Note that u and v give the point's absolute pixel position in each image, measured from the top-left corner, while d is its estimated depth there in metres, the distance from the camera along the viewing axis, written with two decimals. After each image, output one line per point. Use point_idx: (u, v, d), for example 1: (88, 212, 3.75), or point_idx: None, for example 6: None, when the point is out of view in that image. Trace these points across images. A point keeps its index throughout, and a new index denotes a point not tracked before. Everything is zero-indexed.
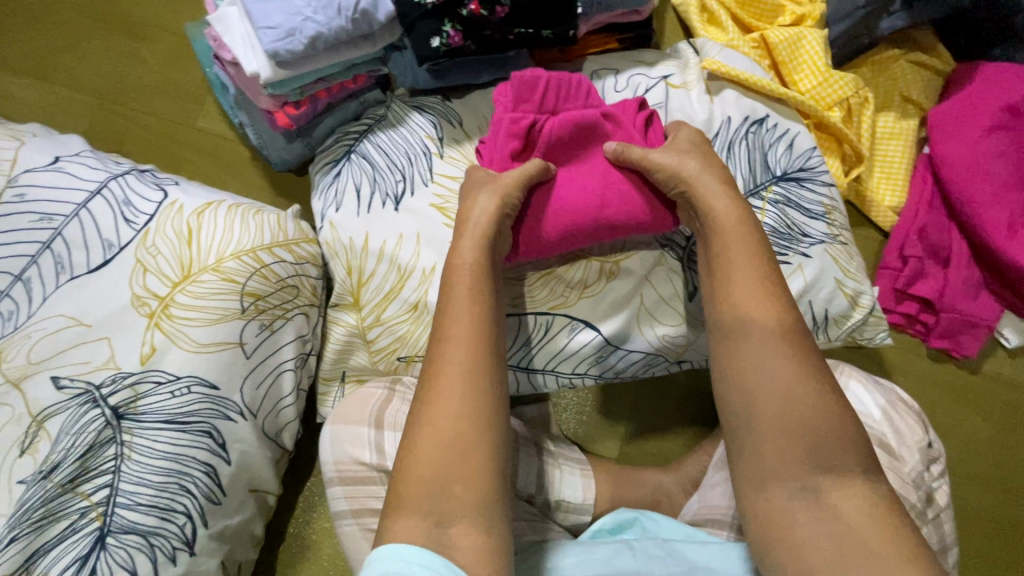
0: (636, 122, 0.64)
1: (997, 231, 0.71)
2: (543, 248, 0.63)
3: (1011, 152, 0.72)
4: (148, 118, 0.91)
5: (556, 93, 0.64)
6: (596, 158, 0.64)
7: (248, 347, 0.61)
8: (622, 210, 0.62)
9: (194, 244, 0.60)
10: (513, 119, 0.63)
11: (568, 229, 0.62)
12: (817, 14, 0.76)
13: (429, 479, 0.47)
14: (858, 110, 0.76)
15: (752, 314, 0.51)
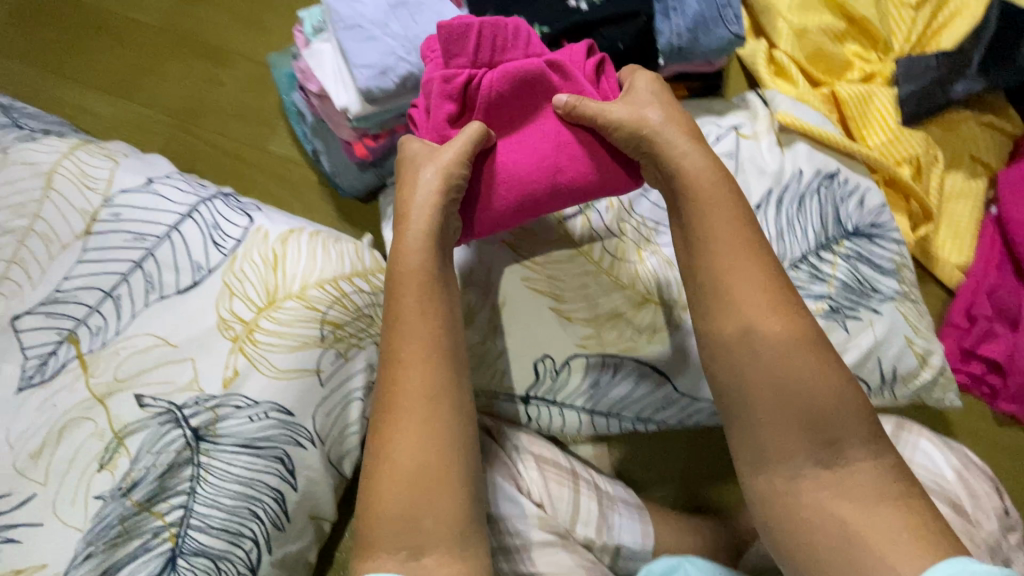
0: (589, 69, 0.62)
1: None
2: (497, 219, 0.62)
3: None
4: (221, 139, 0.95)
5: (491, 43, 0.60)
6: (546, 114, 0.62)
7: (323, 375, 0.62)
8: (575, 173, 0.61)
9: (280, 271, 0.62)
10: (445, 77, 0.59)
11: (515, 195, 0.61)
12: (887, 74, 0.79)
13: (391, 506, 0.49)
14: (929, 167, 0.77)
15: (837, 372, 0.50)
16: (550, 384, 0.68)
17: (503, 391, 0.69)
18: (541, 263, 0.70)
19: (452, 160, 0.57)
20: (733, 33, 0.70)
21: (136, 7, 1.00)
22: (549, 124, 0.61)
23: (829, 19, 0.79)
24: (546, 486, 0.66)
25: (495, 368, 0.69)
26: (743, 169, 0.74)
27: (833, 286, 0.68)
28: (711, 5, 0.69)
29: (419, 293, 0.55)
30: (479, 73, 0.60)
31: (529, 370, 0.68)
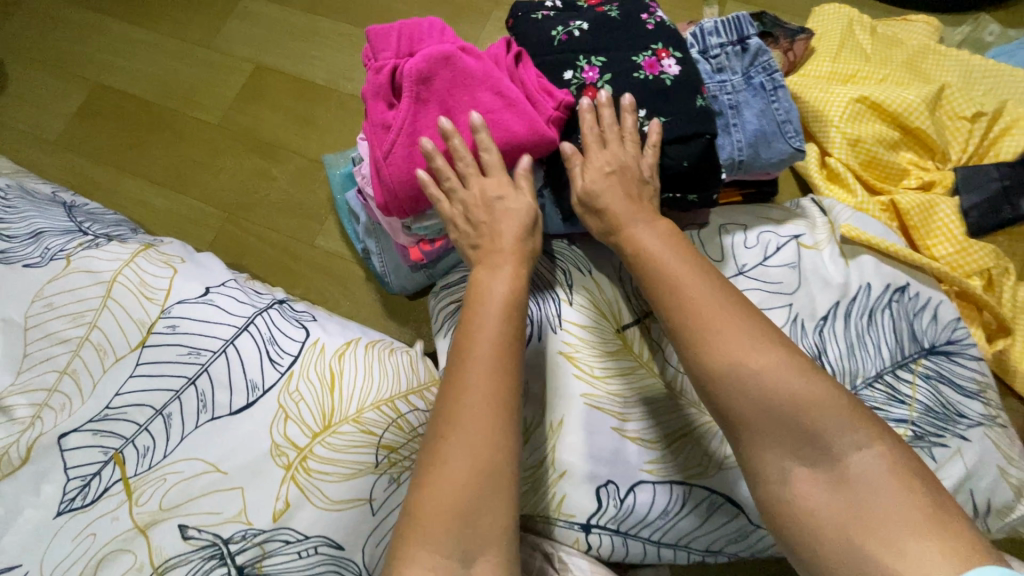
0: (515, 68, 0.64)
1: None
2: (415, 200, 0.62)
3: None
4: (270, 233, 0.96)
5: (412, 38, 0.61)
6: (475, 99, 0.61)
7: (375, 503, 0.58)
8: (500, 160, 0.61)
9: (336, 391, 0.60)
10: (376, 69, 0.60)
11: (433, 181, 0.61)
12: (947, 183, 0.77)
13: (451, 497, 0.46)
14: (1000, 279, 0.74)
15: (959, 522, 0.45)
16: (614, 513, 0.63)
17: (561, 518, 0.63)
18: (601, 377, 0.67)
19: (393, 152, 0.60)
20: (793, 147, 0.69)
21: (197, 106, 1.05)
22: (476, 102, 0.60)
23: (882, 129, 0.80)
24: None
25: (553, 492, 0.63)
26: (806, 280, 0.72)
27: (915, 409, 0.64)
28: (772, 121, 0.69)
29: (501, 306, 0.54)
30: (401, 62, 0.60)
31: (591, 497, 0.63)
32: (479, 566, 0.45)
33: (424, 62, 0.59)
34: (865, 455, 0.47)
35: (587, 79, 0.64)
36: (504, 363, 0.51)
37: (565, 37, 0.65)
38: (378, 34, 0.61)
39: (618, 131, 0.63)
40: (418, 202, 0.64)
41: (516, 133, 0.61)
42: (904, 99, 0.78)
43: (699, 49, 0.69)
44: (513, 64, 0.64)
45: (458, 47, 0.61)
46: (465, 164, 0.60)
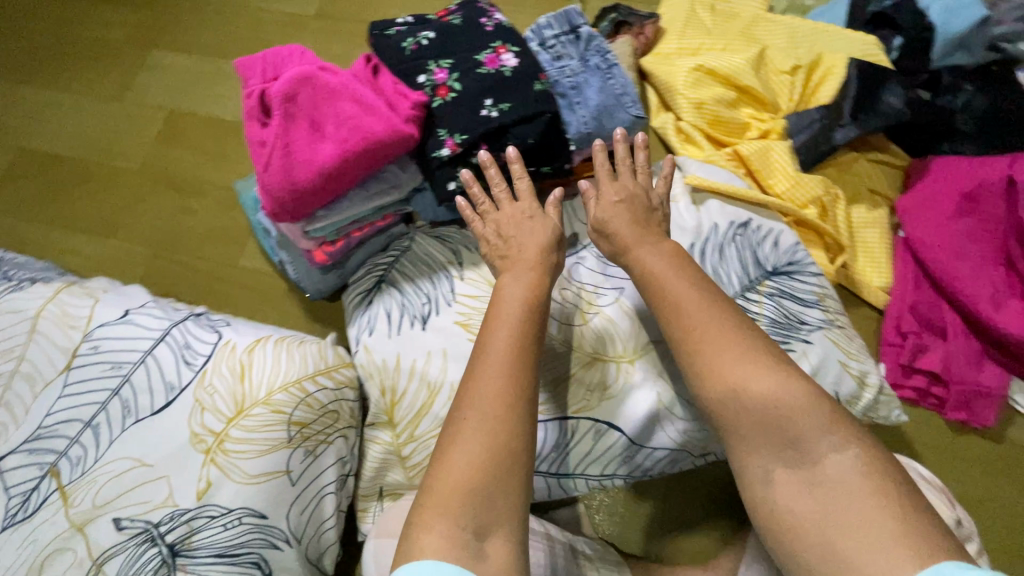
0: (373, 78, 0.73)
1: (983, 305, 0.75)
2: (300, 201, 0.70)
3: (980, 233, 0.77)
4: (197, 262, 1.02)
5: (275, 64, 0.70)
6: (338, 106, 0.69)
7: (294, 474, 0.65)
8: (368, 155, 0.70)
9: (247, 380, 0.67)
10: (247, 95, 0.69)
11: (312, 182, 0.69)
12: (779, 129, 0.88)
13: (468, 482, 0.49)
14: (832, 205, 0.85)
15: None
16: None
17: None
18: None
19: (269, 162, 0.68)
20: (633, 115, 0.79)
21: (117, 155, 1.12)
22: (338, 110, 0.69)
23: (720, 91, 0.91)
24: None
25: None
26: None
27: (762, 323, 0.73)
28: (611, 95, 0.79)
29: (519, 310, 0.60)
30: (267, 85, 0.69)
31: None
32: (493, 542, 0.47)
33: (286, 83, 0.68)
34: (841, 455, 0.49)
35: (439, 79, 0.74)
36: (517, 360, 0.56)
37: (415, 47, 0.75)
38: (246, 64, 0.70)
39: (629, 166, 0.72)
40: (301, 204, 0.71)
41: (377, 132, 0.69)
42: (732, 64, 0.89)
43: (538, 42, 0.80)
44: (371, 76, 0.74)
45: (316, 66, 0.70)
46: (500, 190, 0.71)
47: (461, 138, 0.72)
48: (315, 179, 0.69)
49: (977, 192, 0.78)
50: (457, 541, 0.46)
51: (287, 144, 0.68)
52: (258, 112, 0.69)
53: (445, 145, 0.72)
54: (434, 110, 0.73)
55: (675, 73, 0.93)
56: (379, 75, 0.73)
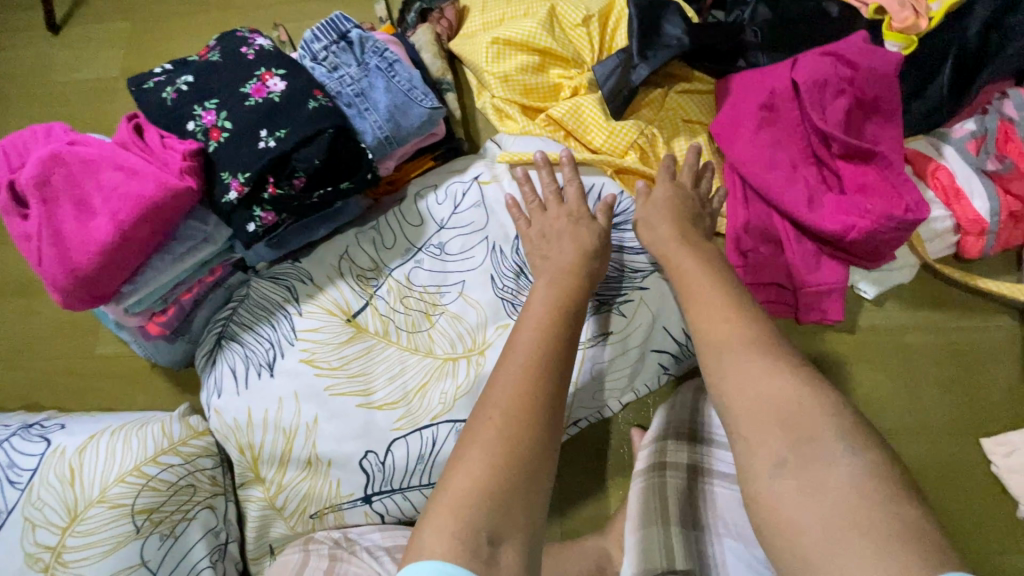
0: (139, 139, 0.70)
1: (801, 207, 0.75)
2: (88, 283, 0.66)
3: (784, 139, 0.78)
4: (51, 362, 0.97)
5: (22, 151, 0.66)
6: (99, 177, 0.65)
7: (152, 564, 0.63)
8: (145, 218, 0.66)
9: (78, 483, 0.64)
10: None
11: (91, 261, 0.65)
12: (587, 83, 0.88)
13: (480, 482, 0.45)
14: (650, 146, 0.85)
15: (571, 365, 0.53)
16: (381, 476, 0.70)
17: (345, 500, 0.71)
18: (339, 365, 0.74)
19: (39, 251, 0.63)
20: (428, 107, 0.78)
21: None
22: (101, 181, 0.65)
23: (523, 58, 0.89)
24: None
25: (329, 480, 0.71)
26: (493, 212, 0.81)
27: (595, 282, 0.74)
28: (399, 92, 0.77)
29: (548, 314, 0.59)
30: (16, 173, 0.65)
31: (358, 472, 0.70)
32: (504, 555, 0.42)
33: (33, 166, 0.64)
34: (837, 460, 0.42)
35: (208, 122, 0.70)
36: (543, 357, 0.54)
37: (175, 94, 0.71)
38: None
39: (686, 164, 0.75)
40: (91, 286, 0.67)
41: (146, 193, 0.65)
42: (525, 29, 0.88)
43: (310, 58, 0.77)
44: (137, 137, 0.70)
45: (68, 142, 0.66)
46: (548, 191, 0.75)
47: (245, 176, 0.69)
48: (96, 257, 0.65)
49: (772, 100, 0.78)
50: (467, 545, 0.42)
51: (53, 229, 0.64)
52: (15, 203, 0.65)
53: (231, 188, 0.69)
54: (212, 154, 0.70)
55: (477, 51, 0.91)
56: (145, 134, 0.70)
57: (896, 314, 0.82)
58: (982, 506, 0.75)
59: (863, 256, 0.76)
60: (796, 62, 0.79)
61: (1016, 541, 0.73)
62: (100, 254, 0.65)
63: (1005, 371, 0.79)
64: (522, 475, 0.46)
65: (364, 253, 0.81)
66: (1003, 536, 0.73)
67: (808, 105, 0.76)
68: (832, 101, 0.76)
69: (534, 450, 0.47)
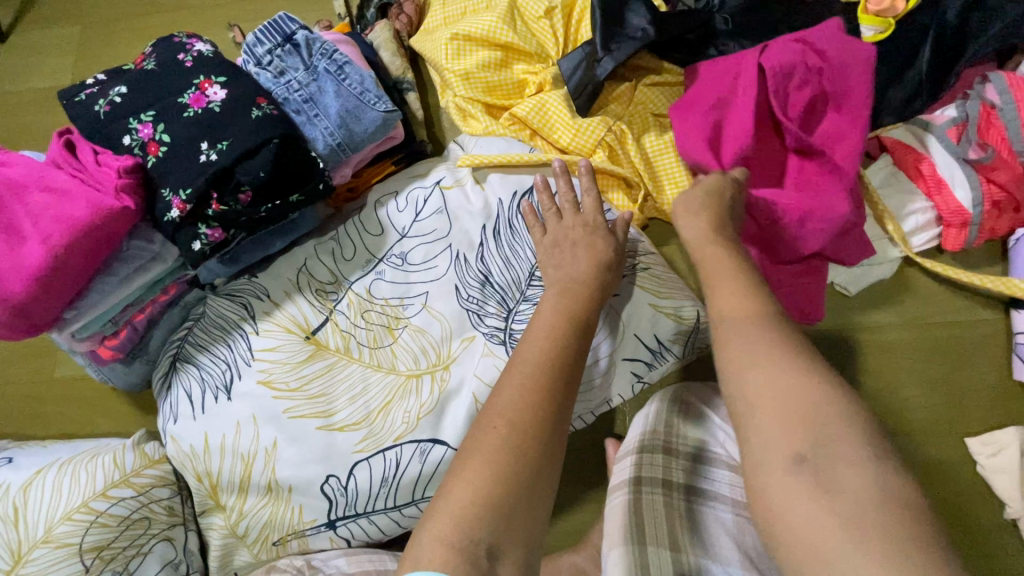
0: (67, 154, 0.65)
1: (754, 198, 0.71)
2: (23, 313, 0.63)
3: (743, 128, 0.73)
4: (8, 387, 0.93)
5: None
6: (25, 200, 0.62)
7: None
8: (76, 242, 0.62)
9: (22, 523, 0.61)
10: None
11: (23, 290, 0.62)
12: (551, 79, 0.84)
13: (480, 496, 0.43)
14: (619, 143, 0.81)
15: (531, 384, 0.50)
16: (344, 501, 0.67)
17: (308, 526, 0.68)
18: (298, 386, 0.71)
19: None
20: (382, 111, 0.74)
21: None
22: (29, 205, 0.62)
23: (484, 54, 0.85)
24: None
25: (291, 506, 0.68)
26: (456, 218, 0.77)
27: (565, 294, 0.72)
28: (351, 96, 0.73)
29: (548, 334, 0.56)
30: None
31: (320, 497, 0.67)
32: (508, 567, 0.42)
33: None
34: (805, 478, 0.39)
35: (145, 136, 0.66)
36: (551, 373, 0.52)
37: (108, 107, 0.67)
38: None
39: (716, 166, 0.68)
40: (29, 315, 0.64)
41: (79, 216, 0.62)
42: (485, 24, 0.84)
43: (254, 63, 0.73)
44: (69, 153, 0.66)
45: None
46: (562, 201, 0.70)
47: (186, 193, 0.65)
48: (28, 285, 0.62)
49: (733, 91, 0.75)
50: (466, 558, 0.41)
51: None
52: None
53: (173, 205, 0.66)
54: (151, 170, 0.66)
55: (437, 48, 0.87)
56: (75, 150, 0.66)
57: (880, 310, 0.79)
58: (973, 505, 0.72)
59: (831, 254, 0.74)
60: (765, 47, 0.75)
61: (1005, 540, 0.71)
62: (31, 282, 0.61)
63: (991, 365, 0.76)
64: (476, 508, 0.43)
65: (322, 265, 0.78)
66: (992, 535, 0.71)
67: (771, 94, 0.73)
68: (796, 92, 0.73)
69: (490, 480, 0.44)
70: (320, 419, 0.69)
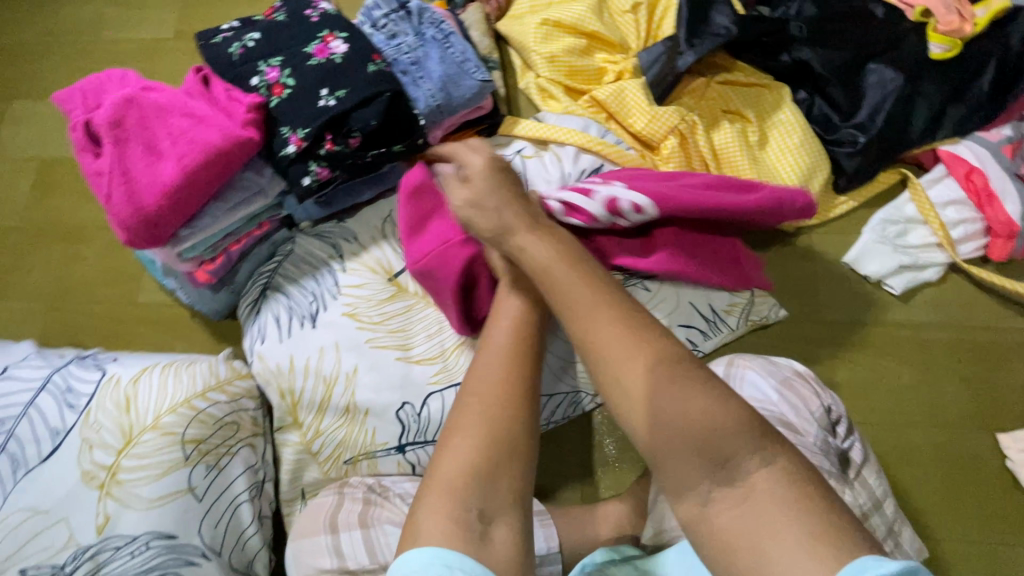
0: (203, 87, 0.73)
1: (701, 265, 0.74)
2: (152, 224, 0.69)
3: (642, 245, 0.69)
4: (95, 307, 1.00)
5: (96, 93, 0.71)
6: (170, 123, 0.69)
7: (198, 491, 0.67)
8: (208, 164, 0.69)
9: (133, 410, 0.68)
10: (75, 126, 0.69)
11: (157, 202, 0.68)
12: (631, 68, 0.90)
13: None
14: (690, 133, 0.87)
15: None
16: (416, 428, 0.74)
17: (379, 448, 0.74)
18: (380, 321, 0.77)
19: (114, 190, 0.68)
20: (479, 80, 0.80)
21: None
22: (171, 128, 0.69)
23: (570, 41, 0.92)
24: (545, 541, 0.71)
25: (365, 428, 0.74)
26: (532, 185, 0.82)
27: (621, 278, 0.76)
28: (453, 64, 0.80)
29: None
30: (92, 114, 0.69)
31: (394, 422, 0.74)
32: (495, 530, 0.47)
33: (108, 107, 0.68)
34: None
35: (271, 78, 0.73)
36: None
37: (241, 49, 0.75)
38: (73, 94, 0.70)
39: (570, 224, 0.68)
40: (156, 227, 0.70)
41: (213, 141, 0.69)
42: (574, 13, 0.91)
43: (371, 25, 0.81)
44: (205, 88, 0.74)
45: (140, 87, 0.70)
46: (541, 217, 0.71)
47: (303, 132, 0.72)
48: (163, 199, 0.68)
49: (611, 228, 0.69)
50: (460, 524, 0.46)
51: (124, 169, 0.68)
52: (93, 142, 0.69)
53: (289, 142, 0.72)
54: (273, 110, 0.73)
55: (525, 31, 0.93)
56: (212, 85, 0.74)
57: (923, 311, 0.84)
58: (997, 499, 0.77)
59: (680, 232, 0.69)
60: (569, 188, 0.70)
61: None
62: (165, 196, 0.68)
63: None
64: None
65: None
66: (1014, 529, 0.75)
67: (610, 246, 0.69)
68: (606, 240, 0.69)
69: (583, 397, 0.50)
70: (399, 351, 0.75)
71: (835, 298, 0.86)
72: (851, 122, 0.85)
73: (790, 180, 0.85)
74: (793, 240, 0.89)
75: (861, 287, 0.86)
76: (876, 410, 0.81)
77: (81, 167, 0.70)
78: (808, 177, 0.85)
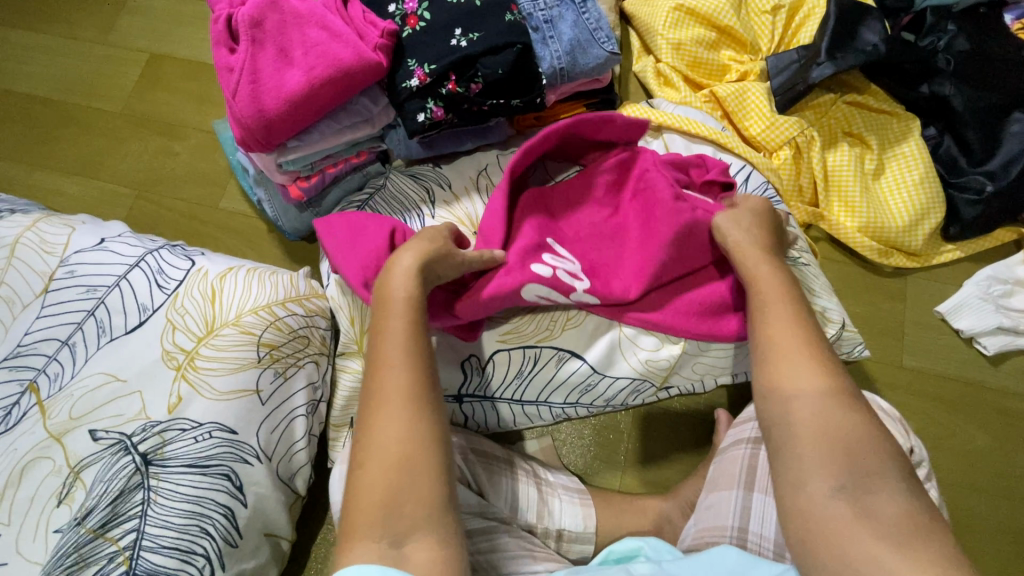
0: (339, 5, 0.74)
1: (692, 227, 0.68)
2: (267, 128, 0.71)
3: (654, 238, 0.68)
4: (178, 203, 1.03)
5: None
6: (304, 33, 0.70)
7: (263, 394, 0.68)
8: (331, 76, 0.69)
9: (217, 303, 0.70)
10: (218, 22, 0.71)
11: (278, 105, 0.69)
12: (758, 71, 0.88)
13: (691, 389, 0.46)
14: (807, 148, 0.84)
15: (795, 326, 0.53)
16: (478, 381, 0.73)
17: None
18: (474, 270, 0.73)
19: (243, 87, 0.70)
20: (607, 51, 0.78)
21: (98, 98, 1.09)
22: (307, 37, 0.70)
23: (699, 31, 0.89)
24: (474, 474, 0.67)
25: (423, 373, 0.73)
26: None
27: None
28: (585, 29, 0.77)
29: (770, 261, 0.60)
30: (236, 11, 0.71)
31: (457, 372, 0.72)
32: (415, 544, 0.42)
33: (252, 7, 0.70)
34: None
35: (409, 9, 0.75)
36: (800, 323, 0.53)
37: None
38: None
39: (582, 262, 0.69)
40: (270, 132, 0.71)
41: (343, 57, 0.69)
42: (711, 2, 0.87)
43: None
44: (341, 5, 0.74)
45: None
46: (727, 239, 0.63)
47: (430, 68, 0.72)
48: (284, 104, 0.69)
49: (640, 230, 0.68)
50: None
51: (256, 69, 0.70)
52: (233, 41, 0.72)
53: (414, 75, 0.73)
54: (404, 40, 0.74)
55: (655, 14, 0.90)
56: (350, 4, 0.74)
57: (1011, 378, 0.81)
58: None
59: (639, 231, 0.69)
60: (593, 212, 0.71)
61: None
62: (285, 100, 0.69)
63: None
64: None
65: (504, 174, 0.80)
66: None
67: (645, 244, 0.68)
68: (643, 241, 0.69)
69: None
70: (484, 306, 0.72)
71: (922, 344, 0.83)
72: (980, 169, 0.81)
73: (900, 216, 0.82)
74: (891, 279, 0.86)
75: (951, 339, 0.83)
76: (940, 466, 0.78)
77: (215, 61, 0.72)
78: (922, 216, 0.82)
